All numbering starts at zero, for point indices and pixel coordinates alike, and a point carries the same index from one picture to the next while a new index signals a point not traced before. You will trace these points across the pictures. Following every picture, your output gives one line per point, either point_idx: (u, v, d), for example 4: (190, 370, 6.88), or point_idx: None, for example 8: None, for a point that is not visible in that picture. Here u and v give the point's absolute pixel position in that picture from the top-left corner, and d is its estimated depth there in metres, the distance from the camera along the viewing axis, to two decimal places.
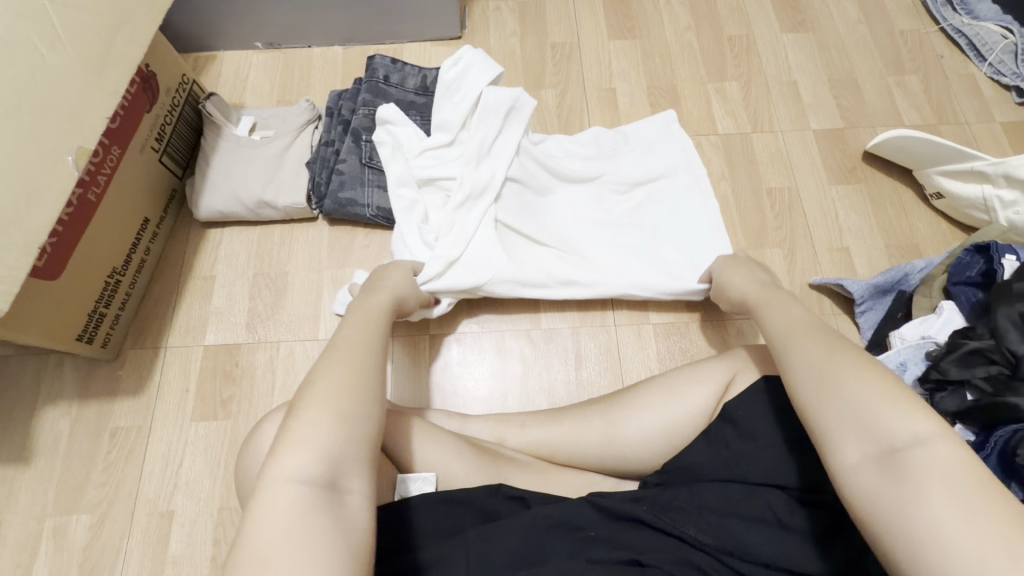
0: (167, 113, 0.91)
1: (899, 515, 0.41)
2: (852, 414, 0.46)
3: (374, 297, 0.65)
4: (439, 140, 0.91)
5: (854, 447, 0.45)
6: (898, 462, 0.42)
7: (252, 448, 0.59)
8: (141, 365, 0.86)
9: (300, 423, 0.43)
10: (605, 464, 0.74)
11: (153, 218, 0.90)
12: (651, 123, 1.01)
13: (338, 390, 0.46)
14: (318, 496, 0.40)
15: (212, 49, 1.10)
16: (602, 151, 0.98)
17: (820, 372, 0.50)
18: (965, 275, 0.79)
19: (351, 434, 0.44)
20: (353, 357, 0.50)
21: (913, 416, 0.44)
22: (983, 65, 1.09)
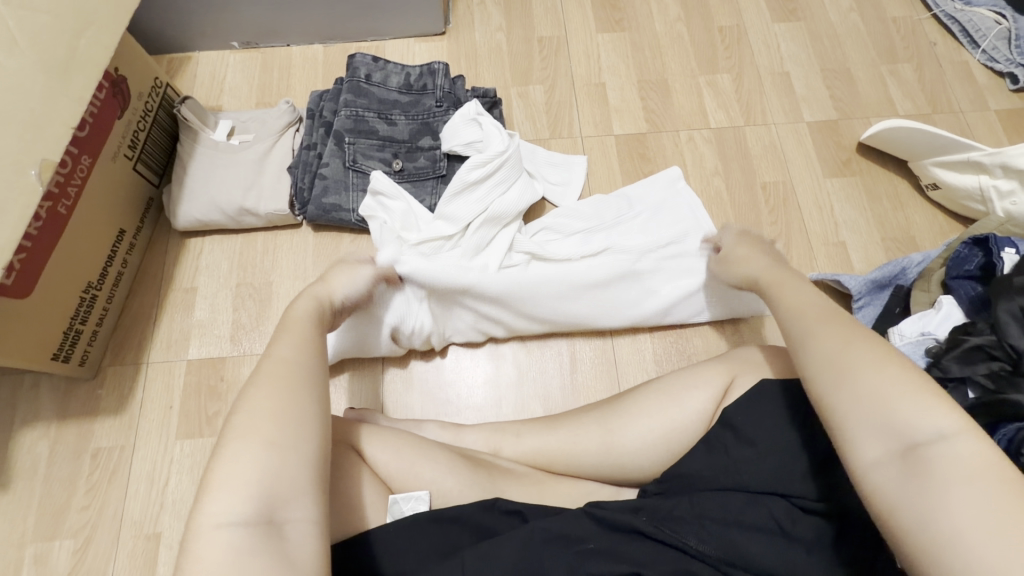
0: (141, 119, 0.87)
1: (917, 517, 0.41)
2: (863, 407, 0.46)
3: (301, 299, 0.64)
4: (440, 231, 0.85)
5: (875, 443, 0.45)
6: (917, 461, 0.43)
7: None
8: (122, 383, 0.83)
9: (225, 463, 0.45)
10: (602, 473, 0.72)
11: (129, 230, 0.87)
12: (656, 180, 0.96)
13: (264, 421, 0.48)
14: (256, 534, 0.43)
15: (186, 50, 1.06)
16: (604, 220, 0.92)
17: (836, 364, 0.50)
18: (964, 269, 0.78)
19: (283, 463, 0.46)
20: (284, 381, 0.52)
21: (936, 411, 0.44)
22: (977, 52, 1.08)
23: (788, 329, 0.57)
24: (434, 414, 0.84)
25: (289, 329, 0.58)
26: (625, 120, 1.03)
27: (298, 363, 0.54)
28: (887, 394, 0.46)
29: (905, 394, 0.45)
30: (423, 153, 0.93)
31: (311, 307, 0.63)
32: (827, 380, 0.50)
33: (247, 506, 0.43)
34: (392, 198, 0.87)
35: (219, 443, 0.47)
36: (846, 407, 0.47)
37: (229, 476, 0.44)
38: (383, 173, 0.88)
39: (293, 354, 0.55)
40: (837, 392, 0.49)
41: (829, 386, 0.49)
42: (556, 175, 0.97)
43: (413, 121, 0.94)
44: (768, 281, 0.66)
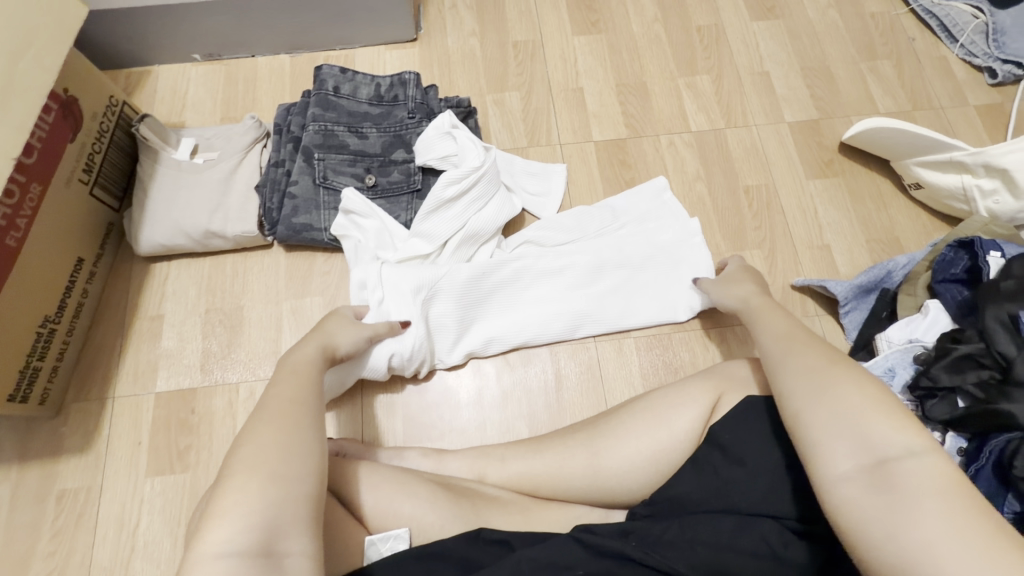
0: (96, 140, 0.83)
1: (887, 530, 0.43)
2: (839, 421, 0.49)
3: (301, 347, 0.64)
4: (417, 250, 0.83)
5: (846, 457, 0.47)
6: (885, 475, 0.45)
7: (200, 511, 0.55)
8: (87, 420, 0.80)
9: (228, 490, 0.44)
10: (591, 496, 0.69)
11: (88, 257, 0.83)
12: (642, 191, 0.94)
13: (269, 451, 0.47)
14: (254, 565, 0.40)
15: (145, 64, 1.01)
16: (587, 231, 0.90)
17: (818, 380, 0.52)
18: (950, 272, 0.77)
19: (288, 492, 0.45)
20: (290, 415, 0.51)
21: (909, 432, 0.47)
22: (955, 46, 1.07)
23: (768, 353, 0.59)
24: (417, 440, 0.81)
25: (287, 372, 0.58)
26: (604, 126, 1.01)
27: (302, 400, 0.54)
28: (863, 412, 0.48)
29: (875, 412, 0.48)
30: (396, 167, 0.90)
31: (313, 354, 0.63)
32: (804, 393, 0.52)
33: (247, 536, 0.41)
34: (365, 217, 0.85)
35: (220, 476, 0.46)
36: (821, 422, 0.49)
37: (232, 504, 0.43)
38: (355, 191, 0.85)
39: (286, 393, 0.54)
40: (811, 406, 0.51)
41: (803, 405, 0.51)
42: (535, 185, 0.94)
43: (385, 133, 0.91)
44: (755, 305, 0.68)
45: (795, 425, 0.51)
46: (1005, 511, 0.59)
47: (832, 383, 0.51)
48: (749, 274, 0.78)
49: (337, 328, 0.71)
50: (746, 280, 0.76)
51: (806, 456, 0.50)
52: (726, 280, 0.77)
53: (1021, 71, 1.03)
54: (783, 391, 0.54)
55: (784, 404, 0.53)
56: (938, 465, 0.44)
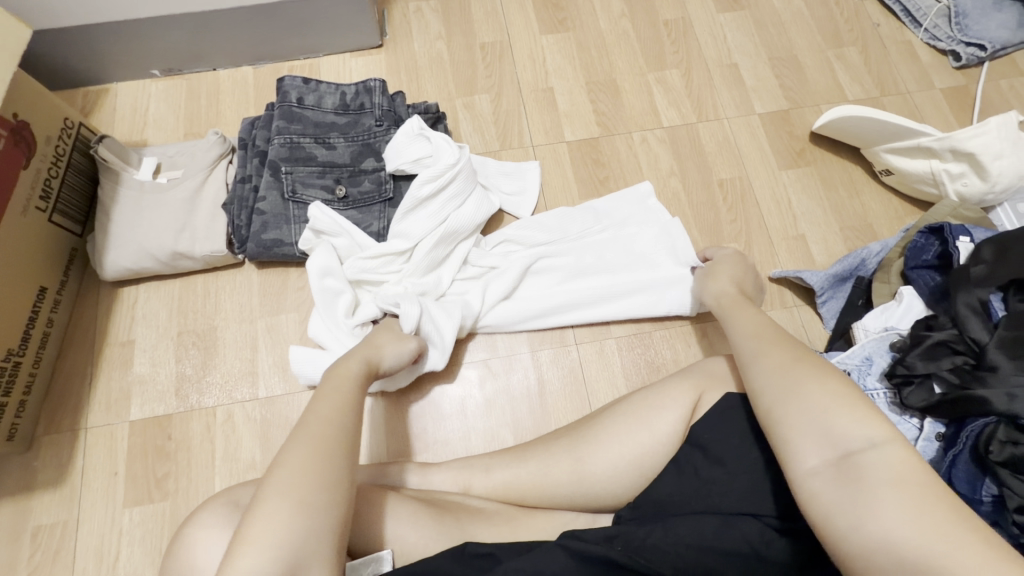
0: (52, 165, 0.80)
1: (852, 522, 0.44)
2: (808, 418, 0.49)
3: (346, 361, 0.61)
4: (392, 247, 0.81)
5: (813, 453, 0.47)
6: (852, 469, 0.45)
7: (190, 532, 0.53)
8: (59, 453, 0.78)
9: (262, 515, 0.43)
10: (577, 501, 0.68)
11: (51, 286, 0.80)
12: (626, 196, 0.93)
13: (305, 476, 0.46)
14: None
15: (103, 81, 0.98)
16: (568, 232, 0.90)
17: (786, 377, 0.52)
18: (921, 259, 0.78)
19: (317, 525, 0.44)
20: (326, 442, 0.49)
21: (868, 422, 0.47)
22: (919, 31, 1.08)
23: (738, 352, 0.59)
24: (401, 454, 0.80)
25: (327, 391, 0.55)
26: (576, 125, 1.00)
27: (341, 421, 0.52)
28: (828, 407, 0.48)
29: (837, 407, 0.48)
30: (366, 176, 0.88)
31: (358, 369, 0.61)
32: (773, 395, 0.52)
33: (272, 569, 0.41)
34: (335, 235, 0.83)
35: (255, 495, 0.45)
36: (793, 419, 0.50)
37: (261, 534, 0.42)
38: (319, 207, 0.82)
39: (330, 412, 0.52)
40: (783, 402, 0.51)
41: (773, 399, 0.52)
42: (510, 185, 0.93)
43: (353, 143, 0.89)
44: (726, 304, 0.68)
45: (765, 422, 0.52)
46: (984, 495, 0.59)
47: (796, 380, 0.51)
48: (723, 265, 0.77)
49: (385, 344, 0.69)
50: (713, 274, 0.74)
51: (777, 450, 0.50)
52: (712, 271, 0.76)
53: (984, 54, 1.04)
54: (756, 388, 0.54)
55: (757, 401, 0.54)
56: (899, 454, 0.45)
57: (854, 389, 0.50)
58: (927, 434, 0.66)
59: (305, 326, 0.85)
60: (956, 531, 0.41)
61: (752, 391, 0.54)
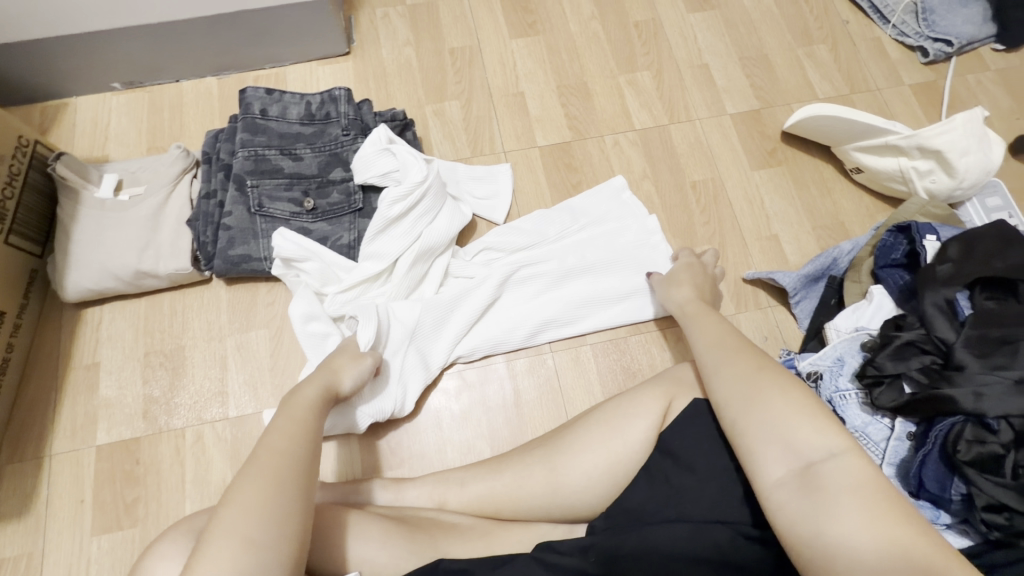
0: (7, 185, 0.78)
1: (813, 531, 0.44)
2: (768, 429, 0.50)
3: (301, 388, 0.61)
4: (367, 271, 0.81)
5: (778, 464, 0.48)
6: (812, 479, 0.46)
7: (147, 565, 0.52)
8: (24, 481, 0.76)
9: (204, 558, 0.43)
10: (552, 513, 0.68)
11: (10, 310, 0.78)
12: (601, 191, 0.93)
13: (252, 512, 0.45)
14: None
15: (62, 96, 0.96)
16: (547, 235, 0.89)
17: (748, 388, 0.53)
18: (891, 258, 0.78)
19: (262, 561, 0.43)
20: (275, 473, 0.48)
21: (828, 432, 0.48)
22: (887, 27, 1.08)
23: (702, 360, 0.59)
24: (377, 470, 0.79)
25: (283, 420, 0.55)
26: (548, 130, 0.99)
27: (291, 450, 0.51)
28: (788, 418, 0.49)
29: (799, 418, 0.49)
30: (335, 187, 0.87)
31: (315, 394, 0.60)
32: (737, 406, 0.52)
33: None
34: (303, 260, 0.81)
35: (206, 529, 0.45)
36: (754, 430, 0.50)
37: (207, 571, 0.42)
38: (288, 230, 0.81)
39: (285, 444, 0.52)
40: (747, 414, 0.51)
41: (738, 413, 0.52)
42: (481, 189, 0.92)
43: (320, 153, 0.88)
44: (690, 312, 0.69)
45: (729, 432, 0.52)
46: (954, 494, 0.59)
47: (760, 391, 0.52)
48: (689, 273, 0.77)
49: (343, 364, 0.68)
50: (684, 282, 0.75)
51: (741, 460, 0.51)
52: (666, 279, 0.77)
53: (950, 49, 1.04)
54: (720, 399, 0.55)
55: (720, 414, 0.54)
56: (857, 464, 0.46)
57: (815, 400, 0.51)
58: (898, 434, 0.66)
59: (276, 342, 0.84)
60: (908, 537, 0.42)
61: (716, 403, 0.55)
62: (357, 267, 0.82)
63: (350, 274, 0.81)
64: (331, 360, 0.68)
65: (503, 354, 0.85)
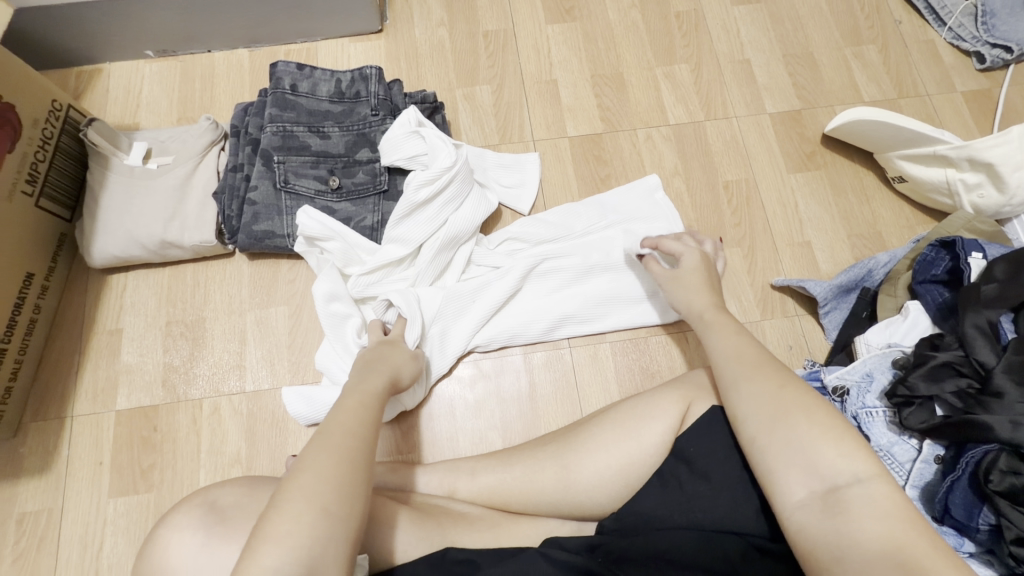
0: (39, 149, 0.79)
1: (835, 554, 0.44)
2: (792, 449, 0.48)
3: (368, 378, 0.61)
4: (391, 255, 0.80)
5: (800, 485, 0.47)
6: (837, 503, 0.45)
7: (163, 534, 0.52)
8: (46, 439, 0.77)
9: (284, 513, 0.43)
10: (561, 509, 0.67)
11: (39, 272, 0.80)
12: (633, 188, 0.91)
13: (324, 484, 0.45)
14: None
15: (95, 62, 0.96)
16: (572, 230, 0.87)
17: (777, 407, 0.51)
18: (930, 273, 0.75)
19: (336, 531, 0.43)
20: (351, 454, 0.48)
21: (854, 455, 0.47)
22: (943, 30, 1.03)
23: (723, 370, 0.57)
24: (388, 452, 0.79)
25: (355, 404, 0.55)
26: (580, 121, 0.97)
27: (358, 430, 0.51)
28: (819, 437, 0.48)
29: (823, 439, 0.48)
30: (361, 167, 0.86)
31: (381, 385, 0.60)
32: (761, 423, 0.51)
33: (292, 567, 0.41)
34: (327, 240, 0.80)
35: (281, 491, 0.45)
36: (777, 449, 0.49)
37: (287, 533, 0.42)
38: (312, 210, 0.81)
39: (352, 421, 0.52)
40: (770, 431, 0.50)
41: (759, 428, 0.51)
42: (508, 177, 0.91)
43: (348, 132, 0.87)
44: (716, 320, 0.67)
45: (749, 447, 0.51)
46: (980, 524, 0.57)
47: (787, 412, 0.50)
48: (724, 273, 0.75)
49: (402, 360, 0.69)
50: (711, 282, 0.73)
51: (763, 478, 0.49)
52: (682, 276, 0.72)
53: (1010, 56, 0.99)
54: (740, 414, 0.53)
55: (740, 426, 0.52)
56: (881, 489, 0.45)
57: (842, 420, 0.50)
58: (925, 456, 0.64)
59: (295, 319, 0.84)
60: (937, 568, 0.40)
61: (735, 417, 0.53)
62: (382, 250, 0.81)
63: (374, 257, 0.81)
64: (386, 352, 0.69)
65: (520, 346, 0.84)
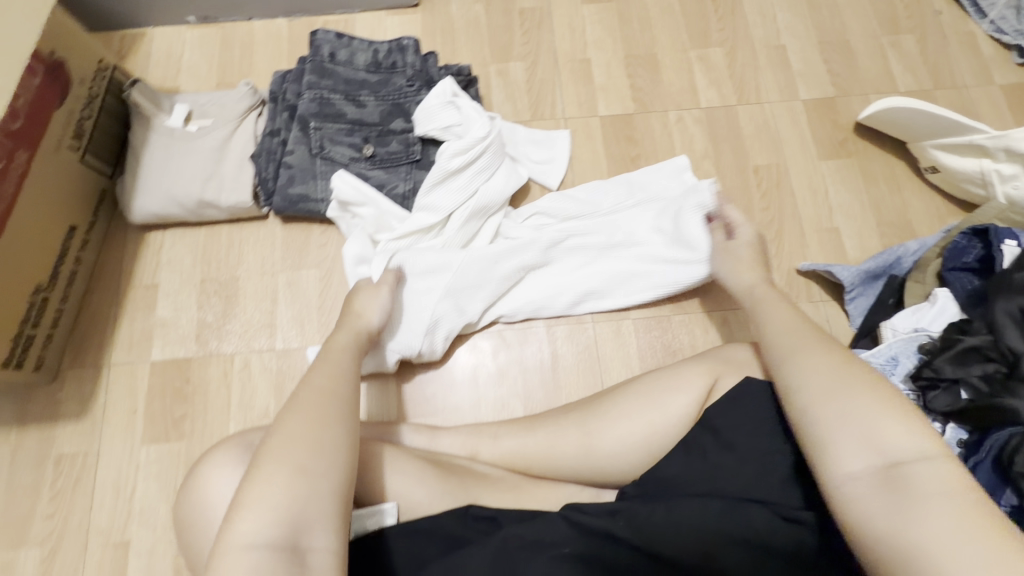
0: (86, 106, 0.82)
1: (890, 528, 0.43)
2: (850, 422, 0.48)
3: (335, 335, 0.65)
4: (421, 223, 0.82)
5: (856, 457, 0.47)
6: (895, 478, 0.45)
7: (203, 471, 0.55)
8: (82, 386, 0.80)
9: (260, 479, 0.45)
10: (582, 476, 0.69)
11: (81, 225, 0.82)
12: (663, 168, 0.91)
13: (295, 446, 0.47)
14: (278, 561, 0.42)
15: (139, 25, 0.98)
16: (600, 207, 0.88)
17: (833, 381, 0.51)
18: (961, 261, 0.76)
19: (316, 488, 0.46)
20: (318, 410, 0.51)
21: (921, 435, 0.46)
22: (984, 22, 1.01)
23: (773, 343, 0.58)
24: (411, 415, 0.81)
25: None
26: (611, 100, 0.97)
27: (335, 393, 0.54)
28: (882, 413, 0.47)
29: (885, 413, 0.47)
30: (395, 137, 0.87)
31: (347, 344, 0.63)
32: (819, 393, 0.51)
33: (274, 528, 0.43)
34: (359, 205, 0.83)
35: (256, 459, 0.47)
36: (833, 421, 0.49)
37: (263, 496, 0.44)
38: (348, 175, 0.82)
39: None
40: (825, 403, 0.50)
41: (814, 399, 0.51)
42: (538, 153, 0.92)
43: (383, 102, 0.88)
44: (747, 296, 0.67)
45: (799, 418, 0.51)
46: (1002, 506, 0.58)
47: (847, 384, 0.50)
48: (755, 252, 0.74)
49: (363, 305, 0.70)
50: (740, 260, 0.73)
51: (812, 449, 0.50)
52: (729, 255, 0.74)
53: None
54: (791, 385, 0.53)
55: (791, 399, 0.53)
56: (948, 472, 0.44)
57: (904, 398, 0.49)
58: (948, 439, 0.64)
59: (325, 282, 0.86)
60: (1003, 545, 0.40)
61: (785, 389, 0.53)
62: (412, 217, 0.83)
63: (404, 223, 0.82)
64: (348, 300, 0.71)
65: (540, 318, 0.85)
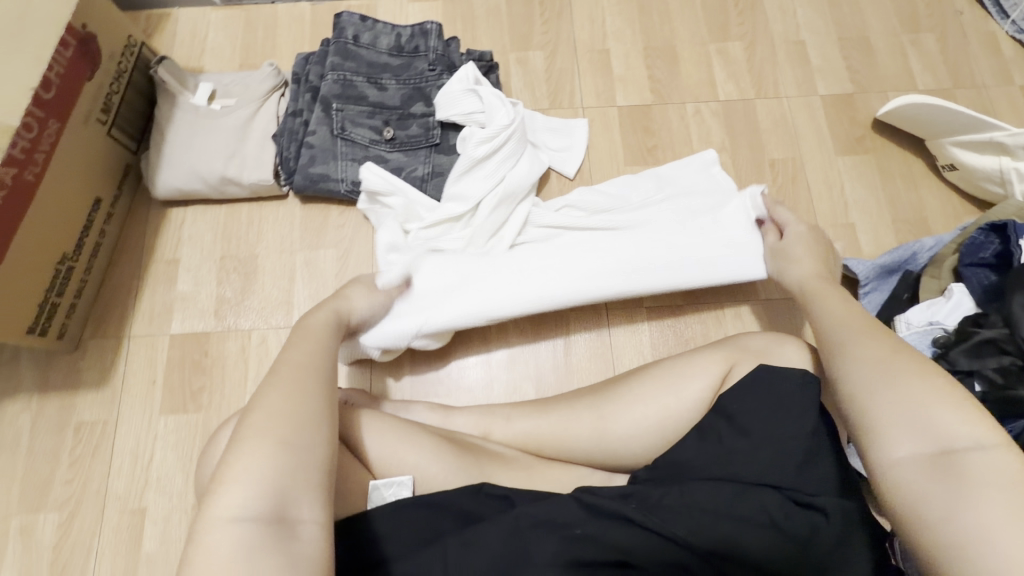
0: (114, 81, 0.83)
1: (943, 513, 0.43)
2: (906, 409, 0.48)
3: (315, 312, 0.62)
4: (450, 211, 0.82)
5: (908, 443, 0.47)
6: (954, 465, 0.44)
7: None
8: (103, 356, 0.82)
9: (241, 454, 0.45)
10: (594, 459, 0.69)
11: (106, 199, 0.83)
12: (690, 162, 0.90)
13: (275, 419, 0.47)
14: (267, 533, 0.42)
15: (165, 6, 1.00)
16: (630, 201, 0.87)
17: (886, 370, 0.51)
18: (978, 256, 0.75)
19: (298, 460, 0.46)
20: (301, 383, 0.51)
21: (976, 423, 0.46)
22: (1005, 22, 1.01)
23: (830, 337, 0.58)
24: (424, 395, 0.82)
25: None
26: (630, 91, 0.98)
27: (312, 368, 0.53)
28: (939, 400, 0.47)
29: (938, 400, 0.47)
30: (415, 120, 0.88)
31: (322, 321, 0.61)
32: (872, 381, 0.51)
33: (259, 499, 0.43)
34: (388, 195, 0.84)
35: (233, 438, 0.47)
36: (888, 407, 0.49)
37: (247, 469, 0.44)
38: (373, 167, 0.84)
39: None
40: (881, 390, 0.50)
41: (869, 384, 0.51)
42: (556, 141, 0.93)
43: (405, 86, 0.89)
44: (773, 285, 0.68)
45: (855, 404, 0.51)
46: None
47: (901, 371, 0.50)
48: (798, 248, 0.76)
49: (355, 295, 0.70)
50: None
51: (864, 435, 0.50)
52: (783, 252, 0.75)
53: None
54: (841, 375, 0.54)
55: (844, 384, 0.53)
56: (1009, 460, 0.44)
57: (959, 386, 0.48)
58: None
59: (342, 263, 0.87)
60: None
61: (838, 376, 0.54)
62: (440, 207, 0.84)
63: (433, 213, 0.83)
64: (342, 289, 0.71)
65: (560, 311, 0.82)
